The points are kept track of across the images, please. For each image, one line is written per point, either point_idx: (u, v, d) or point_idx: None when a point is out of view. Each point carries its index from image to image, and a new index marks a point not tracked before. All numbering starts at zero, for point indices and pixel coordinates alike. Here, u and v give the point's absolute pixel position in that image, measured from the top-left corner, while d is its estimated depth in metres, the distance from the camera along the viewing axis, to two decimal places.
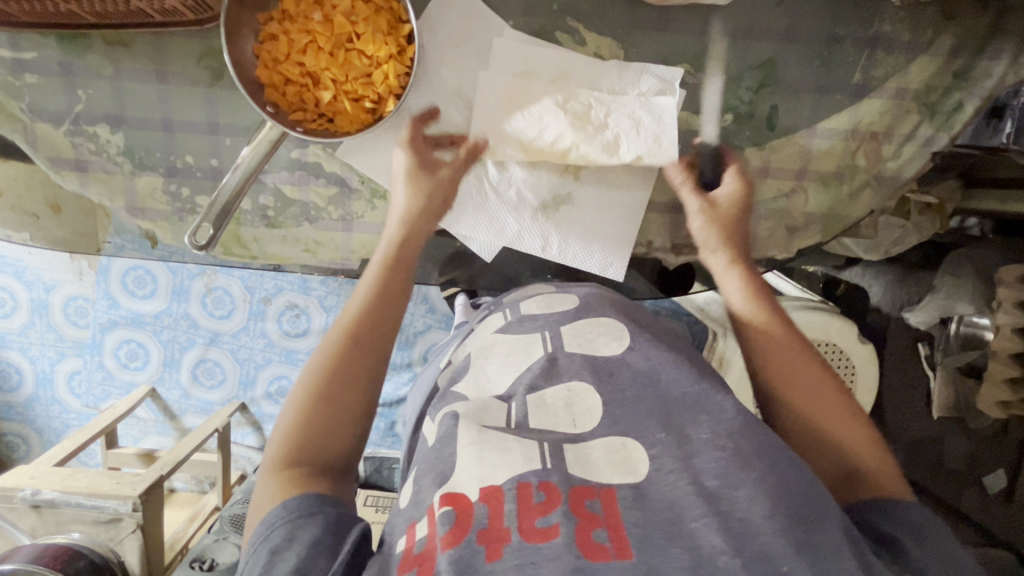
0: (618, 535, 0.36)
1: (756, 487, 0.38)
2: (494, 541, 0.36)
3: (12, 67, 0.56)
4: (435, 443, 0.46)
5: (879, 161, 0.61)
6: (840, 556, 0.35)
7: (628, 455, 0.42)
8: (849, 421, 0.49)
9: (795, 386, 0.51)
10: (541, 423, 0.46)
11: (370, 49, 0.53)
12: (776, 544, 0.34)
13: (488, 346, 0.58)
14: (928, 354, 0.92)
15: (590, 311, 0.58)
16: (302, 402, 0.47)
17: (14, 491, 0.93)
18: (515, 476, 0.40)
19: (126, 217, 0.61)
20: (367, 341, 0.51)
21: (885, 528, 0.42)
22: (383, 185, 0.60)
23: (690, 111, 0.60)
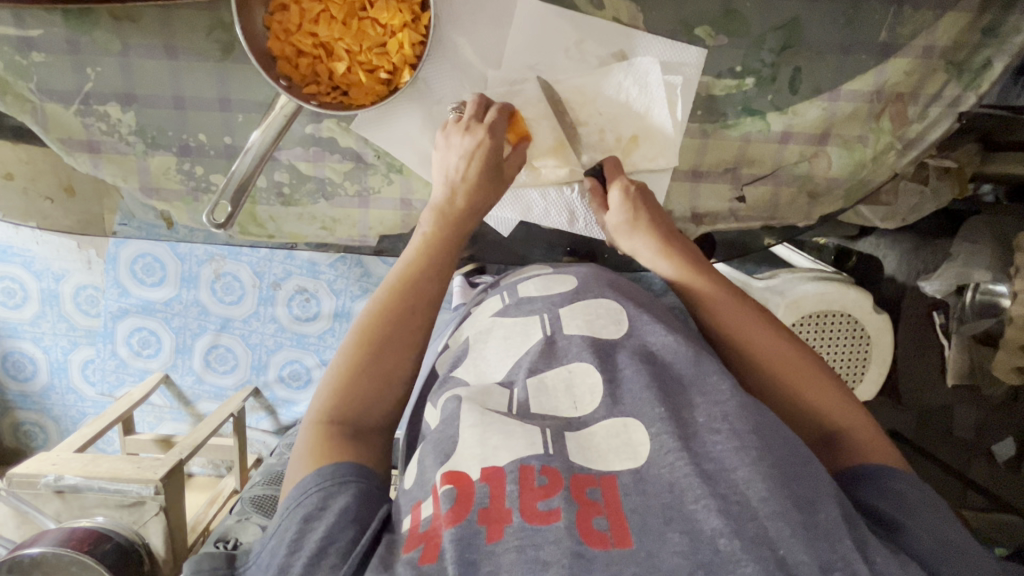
0: (617, 525, 0.37)
1: (754, 469, 0.37)
2: (496, 522, 0.37)
3: (19, 46, 0.55)
4: (438, 425, 0.45)
5: (904, 123, 0.60)
6: (837, 540, 0.35)
7: (628, 437, 0.42)
8: (825, 388, 0.50)
9: (784, 364, 0.51)
10: (542, 408, 0.47)
11: (385, 17, 0.52)
12: (775, 528, 0.35)
13: (487, 330, 0.57)
14: (943, 322, 0.91)
15: (590, 293, 0.56)
16: (351, 364, 0.49)
17: (37, 477, 0.94)
18: (517, 459, 0.40)
19: (141, 198, 0.60)
20: (414, 315, 0.52)
21: (875, 502, 0.43)
22: (401, 158, 0.59)
23: (711, 76, 0.59)
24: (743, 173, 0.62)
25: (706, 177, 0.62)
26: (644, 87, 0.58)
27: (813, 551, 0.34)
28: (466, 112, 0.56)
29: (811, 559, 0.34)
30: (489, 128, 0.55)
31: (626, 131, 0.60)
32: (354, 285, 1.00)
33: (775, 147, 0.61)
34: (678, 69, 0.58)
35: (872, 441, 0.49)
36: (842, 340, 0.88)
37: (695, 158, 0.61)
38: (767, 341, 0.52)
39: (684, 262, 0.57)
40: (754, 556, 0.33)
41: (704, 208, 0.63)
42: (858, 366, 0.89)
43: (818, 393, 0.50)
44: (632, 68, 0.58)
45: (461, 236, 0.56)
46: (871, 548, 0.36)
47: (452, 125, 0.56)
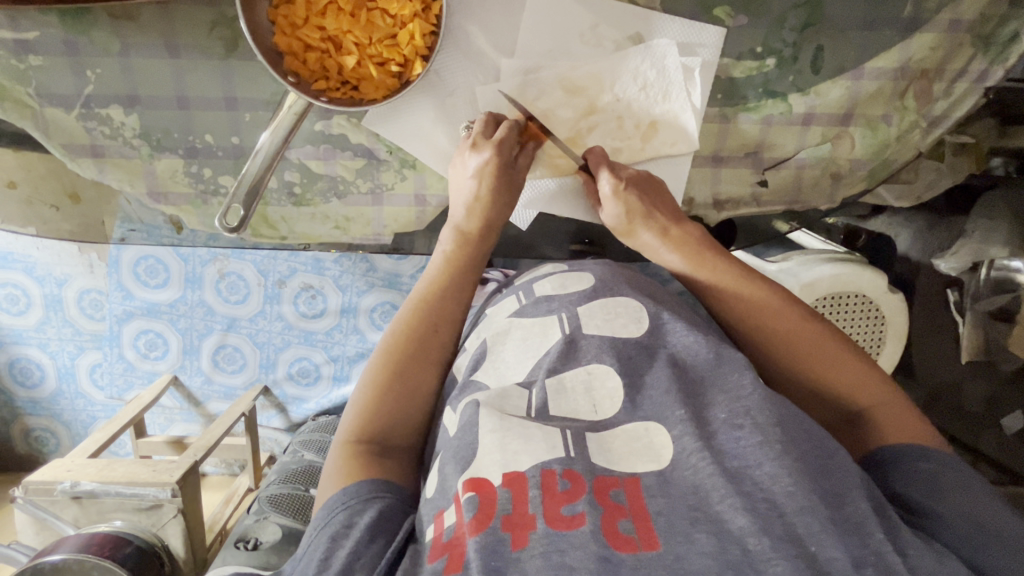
0: (643, 527, 0.36)
1: (779, 464, 0.37)
2: (520, 528, 0.36)
3: (15, 49, 0.53)
4: (457, 431, 0.44)
5: (929, 100, 0.58)
6: (868, 533, 0.35)
7: (650, 441, 0.42)
8: (843, 362, 0.49)
9: (803, 348, 0.50)
10: (562, 410, 0.45)
11: (394, 7, 0.50)
12: (804, 525, 0.34)
13: (503, 331, 0.54)
14: (957, 301, 0.91)
15: (608, 291, 0.54)
16: (377, 383, 0.50)
17: (54, 484, 0.94)
18: (538, 464, 0.39)
19: (148, 202, 0.58)
20: (436, 335, 0.54)
21: (900, 489, 0.42)
22: (414, 154, 0.58)
23: (731, 58, 0.57)
24: (763, 158, 0.60)
25: (727, 162, 0.60)
26: (662, 70, 0.56)
27: (847, 546, 0.34)
28: (475, 130, 0.56)
29: (844, 555, 0.33)
30: (497, 146, 0.55)
31: (645, 116, 0.58)
32: (361, 280, 0.99)
33: (797, 130, 0.59)
34: (695, 50, 0.56)
35: (900, 415, 0.48)
36: (858, 321, 0.88)
37: (715, 143, 0.60)
38: (781, 320, 0.51)
39: (693, 252, 0.56)
40: (785, 554, 0.32)
41: (724, 194, 0.61)
42: (874, 347, 0.89)
43: (840, 374, 0.49)
44: (649, 51, 0.56)
45: (479, 250, 0.57)
46: (903, 541, 0.35)
47: (462, 146, 0.56)
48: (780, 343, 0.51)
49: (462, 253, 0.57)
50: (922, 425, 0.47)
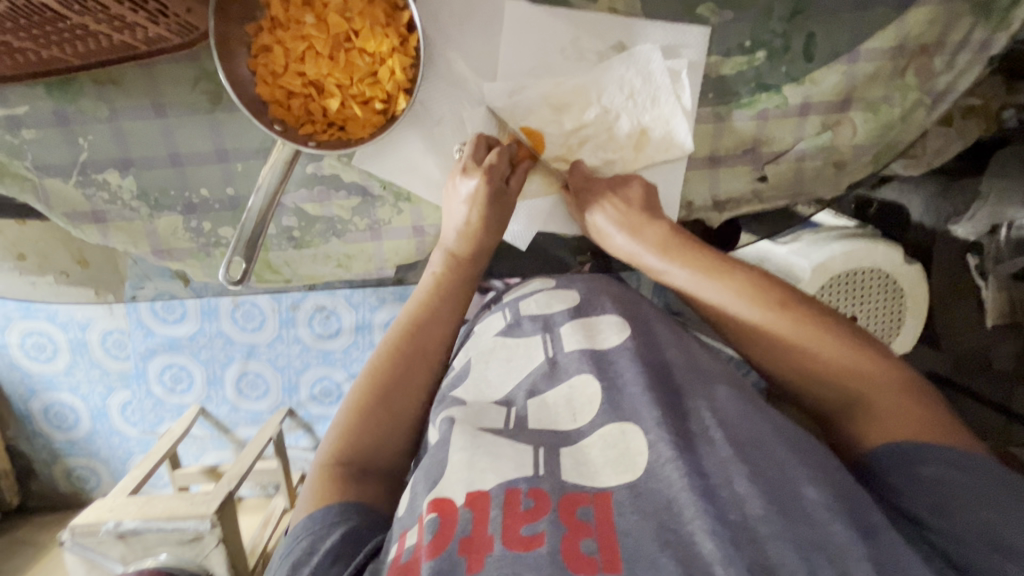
0: (608, 550, 0.35)
1: (751, 484, 0.37)
2: (477, 550, 0.35)
3: (7, 125, 0.54)
4: (431, 450, 0.45)
5: (931, 76, 0.56)
6: (851, 561, 0.33)
7: (626, 446, 0.42)
8: (845, 361, 0.47)
9: (795, 348, 0.48)
10: (542, 423, 0.46)
11: (371, 45, 0.50)
12: (775, 551, 0.33)
13: (488, 350, 0.55)
14: (978, 265, 0.90)
15: (591, 310, 0.56)
16: (360, 406, 0.51)
17: (98, 525, 0.98)
18: (504, 483, 0.39)
19: (154, 260, 0.59)
20: (422, 356, 0.55)
21: (905, 502, 0.39)
22: (408, 187, 0.58)
23: (719, 56, 0.56)
24: (762, 152, 0.59)
25: (724, 162, 0.59)
26: (648, 76, 0.55)
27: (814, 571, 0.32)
28: (465, 153, 0.56)
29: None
30: (487, 171, 0.54)
31: (638, 124, 0.57)
32: (372, 296, 1.00)
33: (794, 121, 0.58)
34: (680, 52, 0.55)
35: (901, 407, 0.43)
36: (876, 297, 0.85)
37: (711, 143, 0.58)
38: (758, 311, 0.50)
39: (682, 254, 0.55)
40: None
41: (724, 195, 0.60)
42: (894, 320, 0.86)
43: (839, 373, 0.46)
44: (634, 61, 0.55)
45: (468, 275, 0.58)
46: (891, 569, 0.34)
47: (453, 171, 0.56)
48: (764, 343, 0.50)
49: (453, 278, 0.58)
50: (932, 418, 0.42)
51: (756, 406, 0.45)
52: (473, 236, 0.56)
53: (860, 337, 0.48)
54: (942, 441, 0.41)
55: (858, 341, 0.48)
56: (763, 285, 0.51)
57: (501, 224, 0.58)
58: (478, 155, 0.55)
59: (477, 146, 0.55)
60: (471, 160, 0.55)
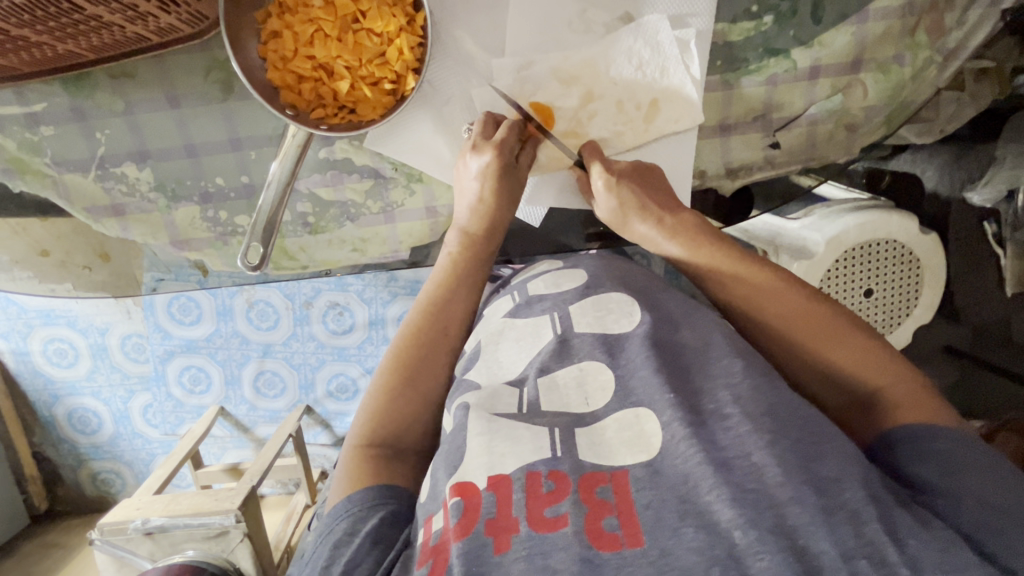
0: (628, 523, 0.36)
1: (768, 453, 0.37)
2: (503, 531, 0.36)
3: (27, 122, 0.55)
4: (448, 437, 0.45)
5: (942, 33, 0.55)
6: (863, 522, 0.34)
7: (641, 428, 0.42)
8: (862, 348, 0.49)
9: (811, 330, 0.50)
10: (554, 405, 0.46)
11: (379, 25, 0.50)
12: (794, 515, 0.34)
13: (498, 331, 0.55)
14: (995, 233, 0.89)
15: (600, 287, 0.56)
16: (387, 388, 0.51)
17: (126, 522, 0.99)
18: (524, 466, 0.39)
19: (173, 251, 0.60)
20: (445, 339, 0.55)
21: (915, 471, 0.41)
22: (419, 167, 0.58)
23: (726, 22, 0.55)
24: (773, 119, 0.58)
25: (736, 129, 0.59)
26: (656, 47, 0.55)
27: (834, 538, 0.33)
28: (475, 133, 0.56)
29: (832, 547, 0.32)
30: (499, 146, 0.55)
31: (647, 94, 0.57)
32: (384, 291, 1.00)
33: (805, 86, 0.57)
34: (687, 21, 0.55)
35: (913, 395, 0.46)
36: (894, 269, 0.84)
37: (720, 112, 0.58)
38: (783, 297, 0.51)
39: (688, 233, 0.56)
40: (773, 547, 0.32)
41: (736, 162, 0.60)
42: (911, 294, 0.86)
43: (854, 359, 0.48)
44: (640, 31, 0.55)
45: (484, 257, 0.59)
46: (903, 530, 0.34)
47: (464, 150, 0.56)
48: (779, 321, 0.51)
49: (468, 255, 0.58)
50: (940, 406, 0.45)
51: (769, 376, 0.44)
52: (485, 214, 0.57)
53: (873, 330, 0.50)
54: (953, 425, 0.43)
55: (872, 333, 0.50)
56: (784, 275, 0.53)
57: (515, 201, 0.58)
58: (484, 134, 0.56)
59: (484, 124, 0.56)
60: (478, 139, 0.56)
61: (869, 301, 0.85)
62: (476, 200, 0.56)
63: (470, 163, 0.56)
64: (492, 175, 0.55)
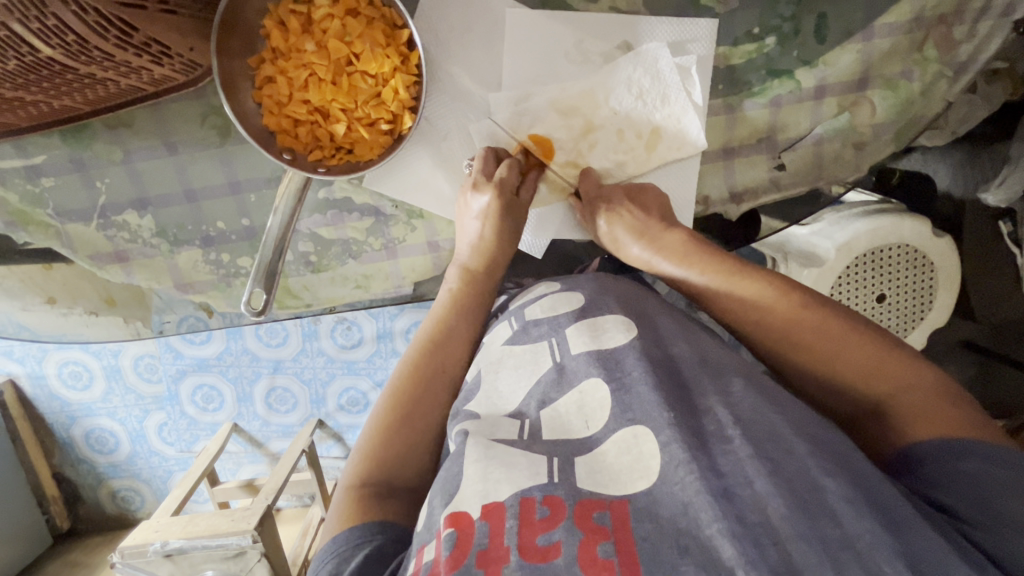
0: (624, 551, 0.35)
1: (769, 481, 0.37)
2: (494, 562, 0.36)
3: (28, 174, 0.55)
4: (446, 463, 0.45)
5: (952, 46, 0.54)
6: (870, 560, 0.33)
7: (639, 451, 0.41)
8: (869, 356, 0.47)
9: (815, 346, 0.49)
10: (555, 434, 0.46)
11: (373, 68, 0.49)
12: (799, 552, 0.33)
13: (496, 359, 0.54)
14: (1011, 232, 0.86)
15: (597, 311, 0.55)
16: (383, 427, 0.51)
17: (145, 546, 1.01)
18: (518, 492, 0.39)
19: (177, 294, 0.60)
20: (442, 376, 0.55)
21: (940, 497, 0.39)
22: (419, 205, 0.57)
23: (727, 45, 0.54)
24: (777, 140, 0.57)
25: (740, 152, 0.58)
26: (656, 76, 0.54)
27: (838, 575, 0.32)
28: (475, 169, 0.55)
29: None
30: (498, 186, 0.54)
31: (649, 120, 0.55)
32: (392, 306, 1.00)
33: (810, 106, 0.56)
34: (687, 48, 0.54)
35: (925, 400, 0.45)
36: (906, 274, 0.82)
37: (723, 135, 0.57)
38: (784, 316, 0.50)
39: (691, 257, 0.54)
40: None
41: (740, 186, 0.58)
42: (925, 296, 0.84)
43: (862, 370, 0.47)
44: (640, 59, 0.54)
45: (483, 290, 0.58)
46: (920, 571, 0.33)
47: (465, 187, 0.56)
48: (781, 339, 0.50)
49: (467, 292, 0.58)
50: (956, 409, 0.44)
51: (769, 394, 0.45)
52: (486, 252, 0.56)
53: (878, 331, 0.49)
54: (968, 431, 0.42)
55: (877, 335, 0.48)
56: (781, 283, 0.52)
57: (517, 237, 0.58)
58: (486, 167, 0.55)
59: (484, 159, 0.55)
60: (479, 174, 0.55)
61: (882, 306, 0.84)
62: (478, 238, 0.56)
63: (472, 201, 0.55)
64: (496, 216, 0.54)
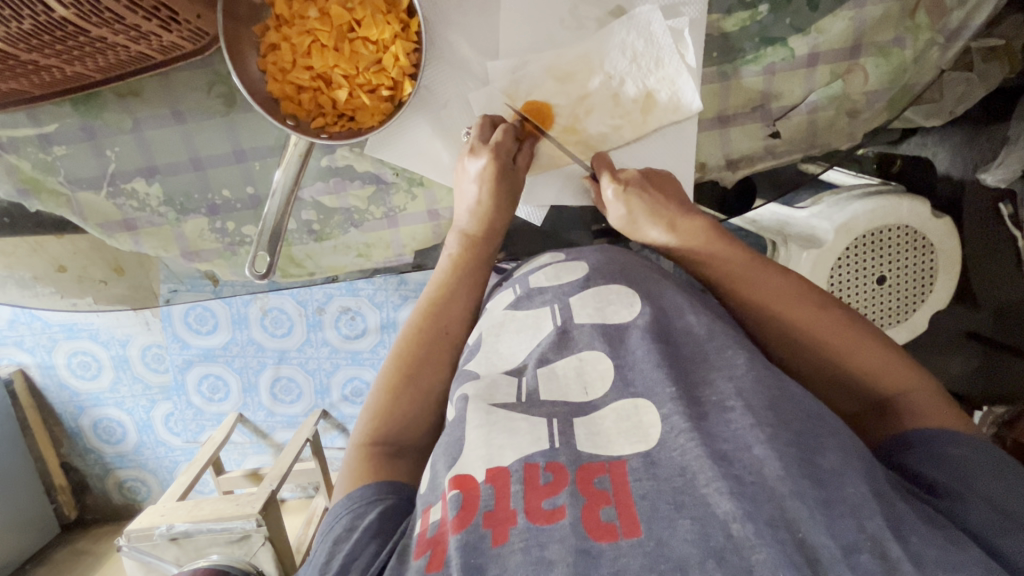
0: (625, 514, 0.36)
1: (769, 447, 0.37)
2: (502, 522, 0.36)
3: (40, 143, 0.57)
4: (449, 428, 0.45)
5: (943, 13, 0.54)
6: (865, 517, 0.34)
7: (640, 419, 0.42)
8: (871, 349, 0.50)
9: (825, 335, 0.50)
10: (553, 394, 0.46)
11: (374, 33, 0.51)
12: (795, 508, 0.34)
13: (499, 322, 0.56)
14: (1011, 213, 0.86)
15: (601, 280, 0.57)
16: (391, 388, 0.52)
17: (151, 529, 1.02)
18: (522, 458, 0.40)
19: (183, 262, 0.61)
20: (446, 338, 0.56)
21: (931, 475, 0.41)
22: (419, 171, 0.59)
23: (719, 13, 0.55)
24: (772, 109, 0.58)
25: (734, 120, 0.58)
26: (650, 38, 0.55)
27: (834, 532, 0.33)
28: (473, 137, 0.56)
29: (834, 541, 0.33)
30: (494, 149, 0.55)
31: (643, 86, 0.57)
32: (394, 294, 1.00)
33: (803, 74, 0.57)
34: (680, 10, 0.55)
35: (933, 402, 0.47)
36: (907, 256, 0.83)
37: (718, 104, 0.58)
38: (798, 305, 0.51)
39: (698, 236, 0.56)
40: (770, 540, 0.32)
41: (736, 153, 0.59)
42: (925, 278, 0.84)
43: (869, 364, 0.49)
44: (633, 23, 0.55)
45: (478, 262, 0.59)
46: (907, 527, 0.35)
47: (462, 153, 0.57)
48: (790, 329, 0.52)
49: (467, 257, 0.59)
50: (952, 410, 0.47)
51: (774, 373, 0.44)
52: (485, 217, 0.57)
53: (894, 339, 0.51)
54: (972, 432, 0.45)
55: (892, 342, 0.51)
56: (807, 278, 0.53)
57: (515, 201, 0.59)
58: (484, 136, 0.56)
59: (484, 126, 0.56)
60: (478, 141, 0.56)
61: (882, 288, 0.83)
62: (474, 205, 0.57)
63: (470, 166, 0.56)
64: (491, 180, 0.55)
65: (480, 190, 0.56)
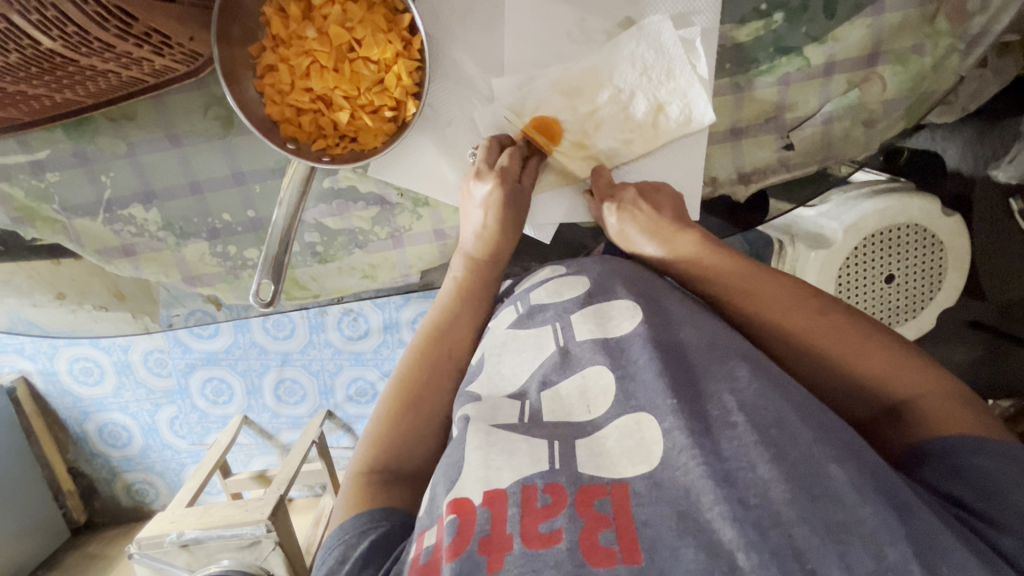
0: (624, 537, 0.35)
1: (774, 468, 0.36)
2: (497, 549, 0.35)
3: (33, 170, 0.55)
4: (450, 448, 0.45)
5: (965, 18, 0.52)
6: (885, 543, 0.32)
7: (642, 436, 0.41)
8: (880, 354, 0.48)
9: (831, 345, 0.49)
10: (556, 416, 0.45)
11: (375, 53, 0.49)
12: (801, 536, 0.33)
13: (499, 344, 0.54)
14: (1021, 207, 0.84)
15: (602, 295, 0.54)
16: (390, 415, 0.51)
17: (162, 537, 1.02)
18: (520, 479, 0.39)
19: (185, 287, 0.60)
20: (448, 361, 0.55)
21: (955, 490, 0.39)
22: (423, 192, 0.57)
23: (732, 22, 0.53)
24: (785, 120, 0.56)
25: (747, 132, 0.57)
26: (660, 50, 0.53)
27: (844, 560, 0.32)
28: (479, 159, 0.56)
29: (842, 571, 0.31)
30: (501, 175, 0.54)
31: (654, 100, 0.55)
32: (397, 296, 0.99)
33: (819, 83, 0.55)
34: (692, 20, 0.53)
35: (947, 404, 0.45)
36: (917, 254, 0.81)
37: (730, 115, 0.56)
38: (802, 317, 0.50)
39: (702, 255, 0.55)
40: (774, 570, 0.31)
41: (748, 166, 0.58)
42: (935, 276, 0.83)
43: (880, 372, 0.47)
44: (642, 33, 0.53)
45: (478, 289, 0.58)
46: (936, 558, 0.33)
47: (467, 175, 0.56)
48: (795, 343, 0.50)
49: (472, 282, 0.58)
50: (975, 414, 0.44)
51: (778, 380, 0.43)
52: (491, 242, 0.56)
53: (899, 339, 0.49)
54: (991, 436, 0.42)
55: (902, 343, 0.49)
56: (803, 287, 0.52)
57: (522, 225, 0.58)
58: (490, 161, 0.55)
59: (489, 151, 0.56)
60: (484, 165, 0.55)
61: (890, 287, 0.83)
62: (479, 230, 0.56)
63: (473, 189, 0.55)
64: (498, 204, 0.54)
65: (483, 216, 0.55)
